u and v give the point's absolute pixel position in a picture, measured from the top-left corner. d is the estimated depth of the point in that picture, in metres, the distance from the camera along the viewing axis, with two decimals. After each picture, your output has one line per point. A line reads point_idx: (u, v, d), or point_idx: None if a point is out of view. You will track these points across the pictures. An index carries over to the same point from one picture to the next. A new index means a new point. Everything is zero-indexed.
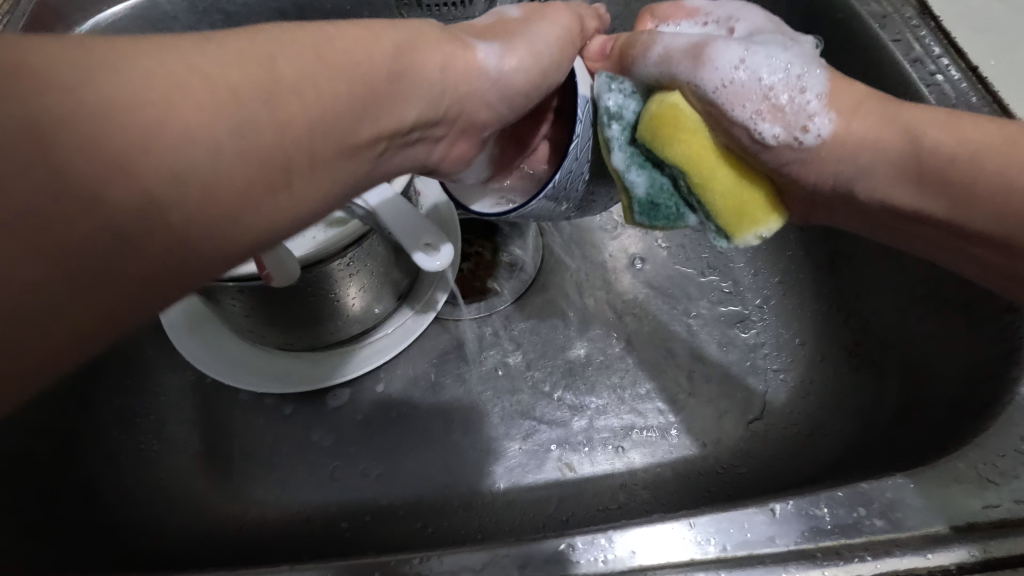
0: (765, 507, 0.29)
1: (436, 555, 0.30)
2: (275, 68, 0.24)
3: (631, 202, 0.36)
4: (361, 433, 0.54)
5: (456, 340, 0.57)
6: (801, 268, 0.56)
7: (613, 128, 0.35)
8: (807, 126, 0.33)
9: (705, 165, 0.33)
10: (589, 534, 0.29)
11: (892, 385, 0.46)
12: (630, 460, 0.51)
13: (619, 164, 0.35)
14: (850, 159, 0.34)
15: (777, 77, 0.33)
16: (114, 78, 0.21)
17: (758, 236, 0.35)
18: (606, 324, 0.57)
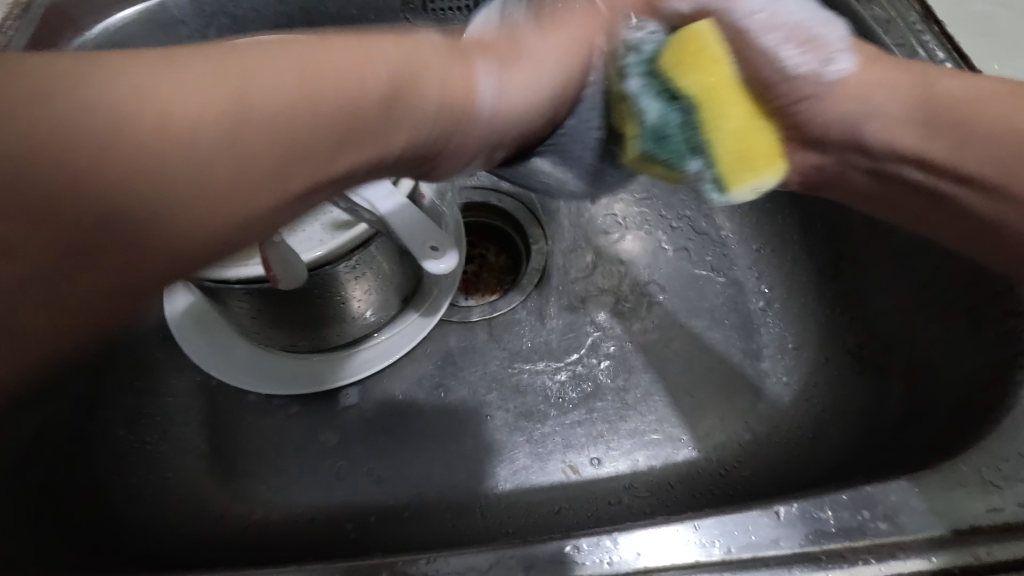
0: (769, 510, 0.29)
1: (443, 556, 0.30)
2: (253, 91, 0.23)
3: (640, 132, 0.36)
4: (366, 434, 0.54)
5: (461, 341, 0.57)
6: (805, 270, 0.56)
7: (630, 58, 0.35)
8: (830, 61, 0.34)
9: (719, 101, 0.34)
10: (594, 536, 0.30)
11: (897, 389, 0.47)
12: (634, 462, 0.52)
13: (634, 91, 0.35)
14: (861, 101, 0.36)
15: (806, 11, 0.33)
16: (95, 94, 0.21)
17: (754, 189, 0.35)
18: (609, 327, 0.57)
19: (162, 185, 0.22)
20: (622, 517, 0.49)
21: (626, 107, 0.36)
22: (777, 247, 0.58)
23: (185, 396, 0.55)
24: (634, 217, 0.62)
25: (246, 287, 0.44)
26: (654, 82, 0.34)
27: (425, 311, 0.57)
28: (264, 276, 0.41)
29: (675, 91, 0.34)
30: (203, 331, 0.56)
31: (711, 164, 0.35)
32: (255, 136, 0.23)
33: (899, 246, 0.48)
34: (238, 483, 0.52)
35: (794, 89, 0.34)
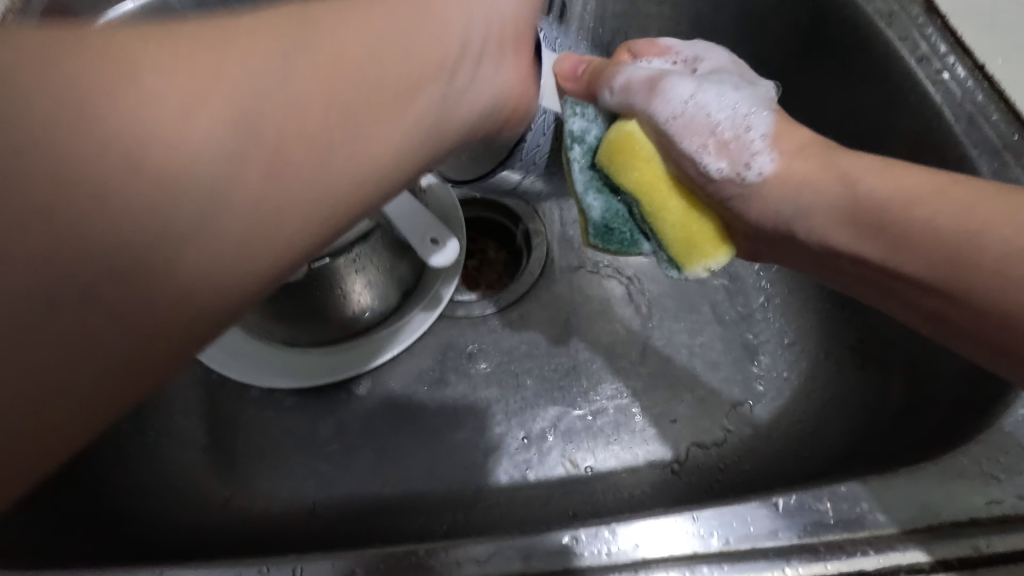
0: (767, 501, 0.29)
1: (440, 547, 0.30)
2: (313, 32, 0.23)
3: (587, 224, 0.38)
4: (366, 428, 0.54)
5: (461, 336, 0.57)
6: (806, 267, 0.56)
7: (574, 150, 0.37)
8: (750, 163, 0.34)
9: (657, 194, 0.35)
10: (592, 527, 0.30)
11: (897, 383, 0.46)
12: (633, 456, 0.52)
13: (579, 186, 0.37)
14: (790, 200, 0.34)
15: (725, 113, 0.34)
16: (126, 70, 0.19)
17: (706, 270, 0.36)
18: (608, 323, 0.57)
19: (159, 179, 0.20)
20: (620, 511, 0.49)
21: (573, 196, 0.38)
22: None
23: (187, 390, 0.55)
24: None
25: None
26: (594, 177, 0.36)
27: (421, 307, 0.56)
28: None
29: (616, 185, 0.36)
30: None
31: (662, 246, 0.36)
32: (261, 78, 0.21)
33: None
34: (239, 476, 0.52)
35: (716, 188, 0.35)
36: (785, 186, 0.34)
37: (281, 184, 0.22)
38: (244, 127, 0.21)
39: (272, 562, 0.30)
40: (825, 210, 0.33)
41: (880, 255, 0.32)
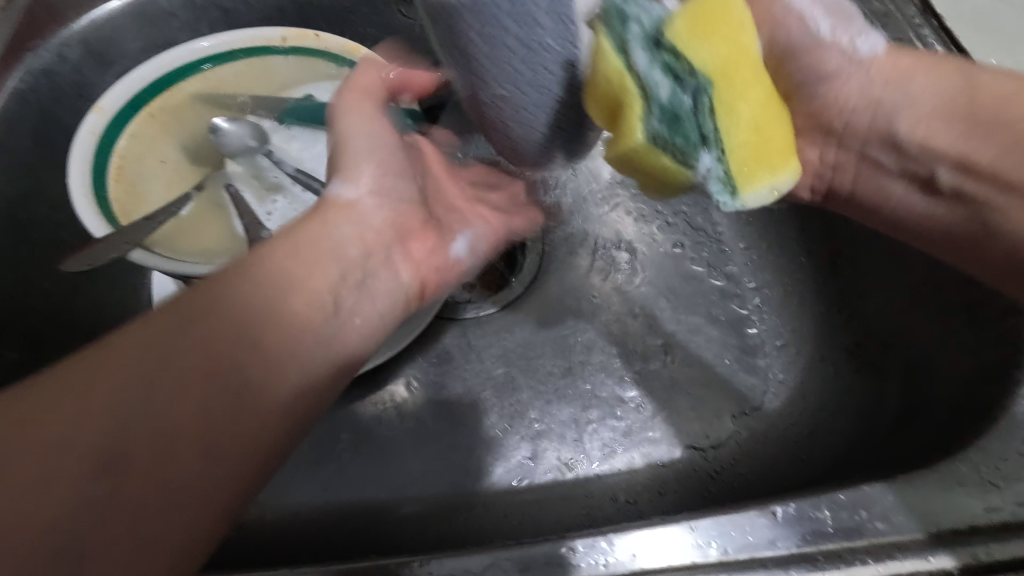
0: (766, 510, 0.29)
1: (435, 558, 0.30)
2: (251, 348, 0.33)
3: (648, 107, 0.30)
4: (361, 433, 0.53)
5: (455, 339, 0.57)
6: (801, 267, 0.56)
7: (631, 29, 0.30)
8: (861, 42, 0.41)
9: (733, 84, 0.31)
10: (589, 537, 0.29)
11: (893, 387, 0.47)
12: (630, 459, 0.51)
13: (642, 64, 0.30)
14: (907, 88, 0.41)
15: (823, 3, 0.40)
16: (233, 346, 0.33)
17: (773, 190, 0.33)
18: (604, 325, 0.57)
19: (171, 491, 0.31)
20: (617, 517, 0.49)
21: (625, 83, 0.29)
22: (776, 243, 0.57)
23: None
24: (630, 213, 0.62)
25: None
26: (664, 57, 0.30)
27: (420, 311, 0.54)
28: None
29: (687, 69, 0.30)
30: None
31: (729, 156, 0.31)
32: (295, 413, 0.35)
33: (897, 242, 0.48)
34: None
35: (819, 57, 0.41)
36: (902, 76, 0.41)
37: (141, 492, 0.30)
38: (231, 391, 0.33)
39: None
40: (933, 109, 0.40)
41: (990, 160, 0.38)
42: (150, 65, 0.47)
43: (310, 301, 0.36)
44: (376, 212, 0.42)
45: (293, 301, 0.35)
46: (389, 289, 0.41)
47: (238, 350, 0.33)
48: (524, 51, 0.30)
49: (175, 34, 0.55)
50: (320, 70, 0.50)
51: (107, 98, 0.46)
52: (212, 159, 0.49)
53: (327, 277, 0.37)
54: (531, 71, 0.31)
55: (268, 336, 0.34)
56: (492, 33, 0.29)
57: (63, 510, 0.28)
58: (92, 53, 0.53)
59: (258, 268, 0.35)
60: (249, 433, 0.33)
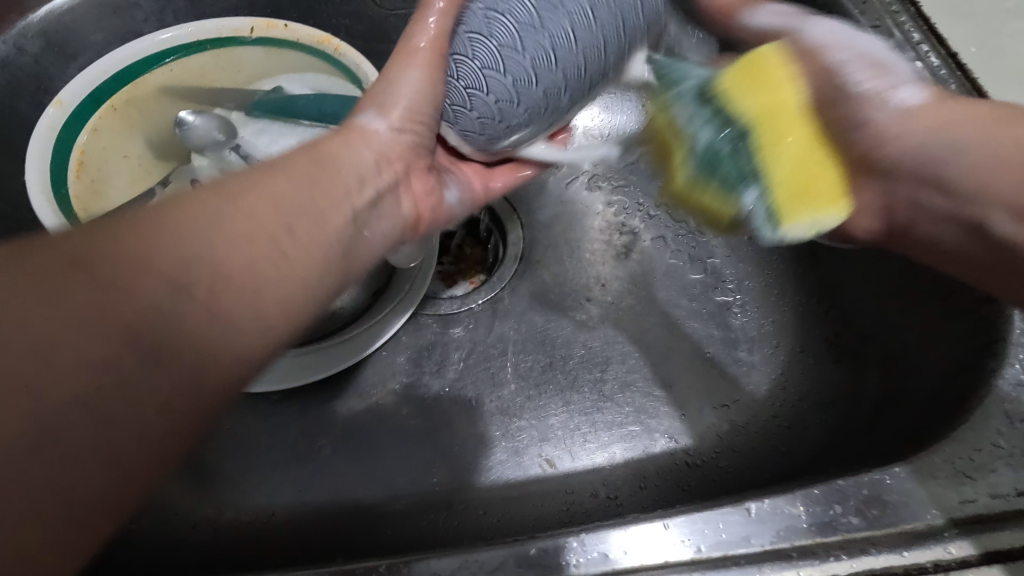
0: (740, 507, 0.28)
1: (404, 562, 0.29)
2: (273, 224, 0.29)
3: (691, 154, 0.38)
4: (339, 433, 0.52)
5: (435, 335, 0.56)
6: (781, 258, 0.55)
7: (679, 87, 0.38)
8: (897, 90, 0.36)
9: (776, 127, 0.35)
10: (562, 537, 0.29)
11: (872, 376, 0.47)
12: (611, 454, 0.51)
13: (686, 118, 0.38)
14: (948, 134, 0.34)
15: (865, 56, 0.36)
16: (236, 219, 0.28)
17: (814, 227, 0.36)
18: (586, 317, 0.56)
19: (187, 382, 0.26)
20: (598, 513, 0.48)
21: (675, 132, 0.38)
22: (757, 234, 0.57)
23: None
24: (611, 205, 0.61)
25: None
26: (707, 107, 0.36)
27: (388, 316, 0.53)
28: None
29: (731, 117, 0.35)
30: None
31: (768, 193, 0.35)
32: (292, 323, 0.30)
33: None
34: (205, 485, 0.51)
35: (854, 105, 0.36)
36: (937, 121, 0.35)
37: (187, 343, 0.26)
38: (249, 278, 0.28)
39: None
40: (986, 151, 0.33)
41: None
42: (112, 57, 0.46)
43: (316, 223, 0.31)
44: (396, 144, 0.37)
45: (298, 218, 0.30)
46: (384, 225, 0.37)
47: (242, 267, 0.28)
48: (495, 52, 0.33)
49: (141, 25, 0.54)
50: (292, 61, 0.49)
51: (68, 91, 0.45)
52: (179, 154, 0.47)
53: (337, 214, 0.32)
54: (488, 77, 0.33)
55: (284, 254, 0.29)
56: (491, 25, 0.33)
57: (66, 411, 0.23)
58: (53, 44, 0.51)
59: (272, 180, 0.31)
60: (219, 353, 0.26)
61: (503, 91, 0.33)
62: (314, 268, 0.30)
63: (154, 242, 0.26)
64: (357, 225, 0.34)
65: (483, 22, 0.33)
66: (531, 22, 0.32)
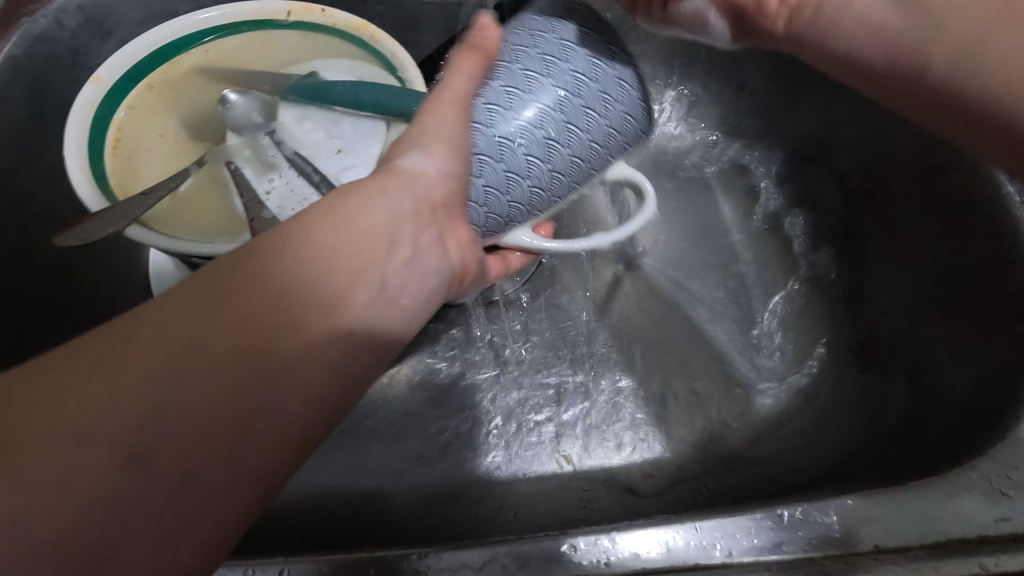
0: (771, 513, 0.28)
1: (433, 552, 0.29)
2: (287, 302, 0.27)
3: None
4: (358, 420, 0.53)
5: (458, 326, 0.56)
6: (809, 266, 0.56)
7: None
8: None
9: None
10: (591, 534, 0.29)
11: (898, 387, 0.46)
12: (628, 453, 0.51)
13: None
14: None
15: None
16: (256, 296, 0.27)
17: None
18: (607, 316, 0.57)
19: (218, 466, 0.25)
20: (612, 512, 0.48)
21: None
22: (782, 241, 0.57)
23: None
24: None
25: None
26: None
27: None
28: None
29: None
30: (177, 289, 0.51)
31: None
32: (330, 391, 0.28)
33: (908, 242, 0.48)
34: None
35: None
36: None
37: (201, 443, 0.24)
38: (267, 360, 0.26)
39: (252, 567, 0.29)
40: None
41: None
42: (152, 35, 0.46)
43: (329, 305, 0.28)
44: (430, 184, 0.32)
45: (307, 300, 0.28)
46: (421, 286, 0.32)
47: (254, 359, 0.26)
48: (521, 160, 0.33)
49: (178, 5, 0.54)
50: (327, 45, 0.49)
51: (106, 68, 0.45)
52: (211, 134, 0.47)
53: (357, 289, 0.29)
54: (510, 179, 0.33)
55: (294, 343, 0.27)
56: (524, 133, 0.32)
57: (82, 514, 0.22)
58: (91, 20, 0.51)
59: (277, 259, 0.28)
60: (231, 451, 0.25)
61: (523, 195, 0.34)
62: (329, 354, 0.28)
63: (151, 351, 0.25)
64: (383, 295, 0.30)
65: (515, 130, 0.32)
66: (561, 145, 0.33)
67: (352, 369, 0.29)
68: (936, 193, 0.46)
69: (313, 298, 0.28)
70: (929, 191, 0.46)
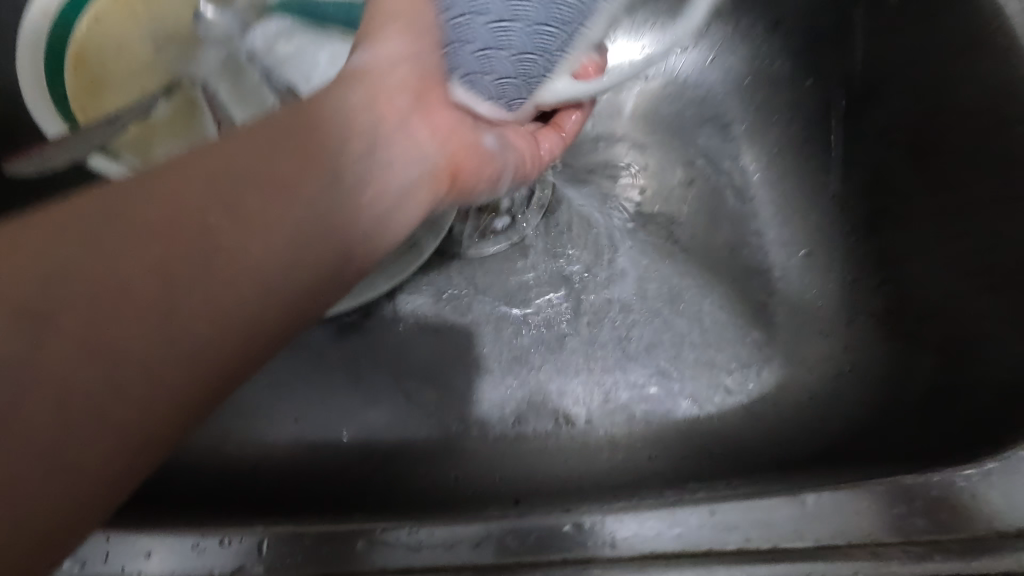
0: (701, 507, 0.26)
1: (405, 531, 0.26)
2: (232, 176, 0.25)
3: None
4: (342, 373, 0.49)
5: (455, 274, 0.53)
6: (835, 223, 0.52)
7: None
8: None
9: None
10: (595, 513, 0.26)
11: (926, 359, 0.43)
12: (630, 413, 0.49)
13: None
14: None
15: None
16: (179, 179, 0.24)
17: None
18: (615, 267, 0.53)
19: (147, 364, 0.22)
20: (604, 483, 0.46)
21: None
22: (808, 195, 0.54)
23: None
24: (655, 155, 0.57)
25: None
26: None
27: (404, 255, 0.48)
28: None
29: None
30: None
31: None
32: (313, 281, 0.27)
33: (951, 209, 0.43)
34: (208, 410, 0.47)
35: None
36: None
37: (114, 339, 0.22)
38: (202, 236, 0.24)
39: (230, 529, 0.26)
40: None
41: None
42: None
43: (301, 174, 0.27)
44: (385, 68, 0.31)
45: (269, 171, 0.26)
46: (405, 171, 0.31)
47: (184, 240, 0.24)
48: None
49: None
50: None
51: None
52: (183, 50, 0.41)
53: (312, 177, 0.27)
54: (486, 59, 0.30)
55: (238, 220, 0.25)
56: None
57: None
58: None
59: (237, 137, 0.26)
60: (170, 353, 0.23)
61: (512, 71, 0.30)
62: (308, 231, 0.26)
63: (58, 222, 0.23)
64: (383, 165, 0.30)
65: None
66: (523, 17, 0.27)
67: (327, 265, 0.27)
68: (993, 155, 0.41)
69: (279, 176, 0.26)
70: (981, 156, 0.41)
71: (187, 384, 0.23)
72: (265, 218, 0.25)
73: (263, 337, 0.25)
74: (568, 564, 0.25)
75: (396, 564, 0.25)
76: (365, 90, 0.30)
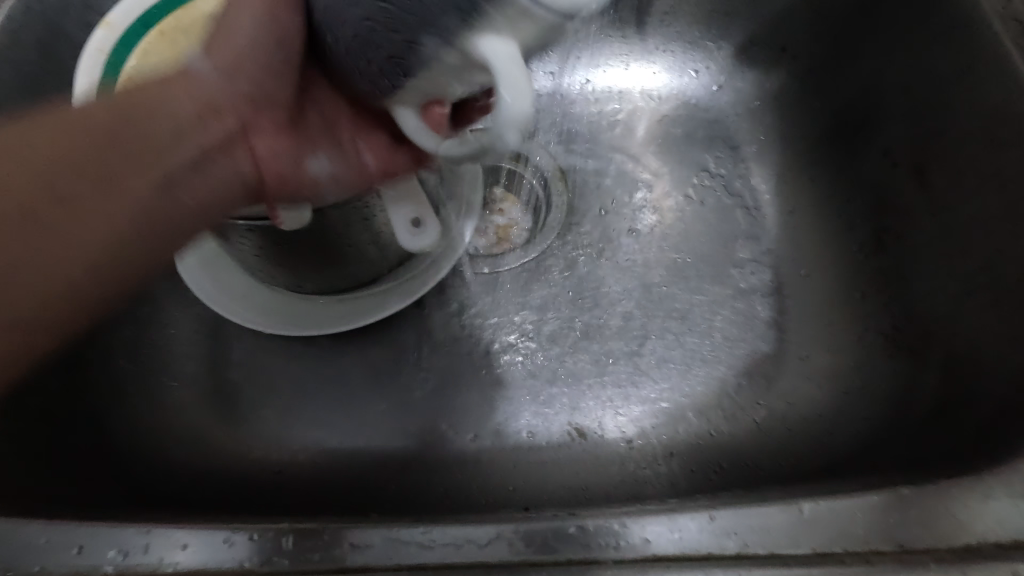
0: (701, 513, 0.27)
1: (400, 529, 0.27)
2: (109, 135, 0.31)
3: None
4: (364, 383, 0.52)
5: (472, 292, 0.55)
6: (843, 243, 0.53)
7: None
8: None
9: None
10: (601, 517, 0.27)
11: (931, 376, 0.44)
12: (641, 427, 0.50)
13: None
14: None
15: None
16: (97, 131, 0.31)
17: None
18: (627, 285, 0.55)
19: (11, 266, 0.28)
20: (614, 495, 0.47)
21: None
22: (816, 216, 0.55)
23: (191, 325, 0.52)
24: (666, 176, 0.59)
25: (247, 226, 0.39)
26: None
27: (411, 281, 0.51)
28: (265, 216, 0.37)
29: None
30: (202, 255, 0.51)
31: None
32: (174, 224, 0.32)
33: (953, 225, 0.44)
34: (236, 419, 0.50)
35: None
36: None
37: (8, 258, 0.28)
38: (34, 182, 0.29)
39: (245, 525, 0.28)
40: None
41: None
42: None
43: (174, 145, 0.32)
44: (254, 84, 0.34)
45: (138, 133, 0.31)
46: (239, 176, 0.34)
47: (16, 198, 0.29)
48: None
49: None
50: None
51: (117, 13, 0.44)
52: None
53: (175, 149, 0.32)
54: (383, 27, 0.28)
55: (69, 175, 0.30)
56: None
57: None
58: None
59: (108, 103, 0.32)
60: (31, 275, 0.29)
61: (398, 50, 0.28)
62: (181, 188, 0.32)
63: None
64: (226, 168, 0.34)
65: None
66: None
67: (203, 206, 0.33)
68: (990, 171, 0.42)
69: (160, 137, 0.32)
70: (977, 173, 0.43)
71: (43, 301, 0.29)
72: (139, 173, 0.31)
73: (123, 265, 0.31)
74: (574, 566, 0.26)
75: (411, 562, 0.27)
76: (187, 92, 0.33)
